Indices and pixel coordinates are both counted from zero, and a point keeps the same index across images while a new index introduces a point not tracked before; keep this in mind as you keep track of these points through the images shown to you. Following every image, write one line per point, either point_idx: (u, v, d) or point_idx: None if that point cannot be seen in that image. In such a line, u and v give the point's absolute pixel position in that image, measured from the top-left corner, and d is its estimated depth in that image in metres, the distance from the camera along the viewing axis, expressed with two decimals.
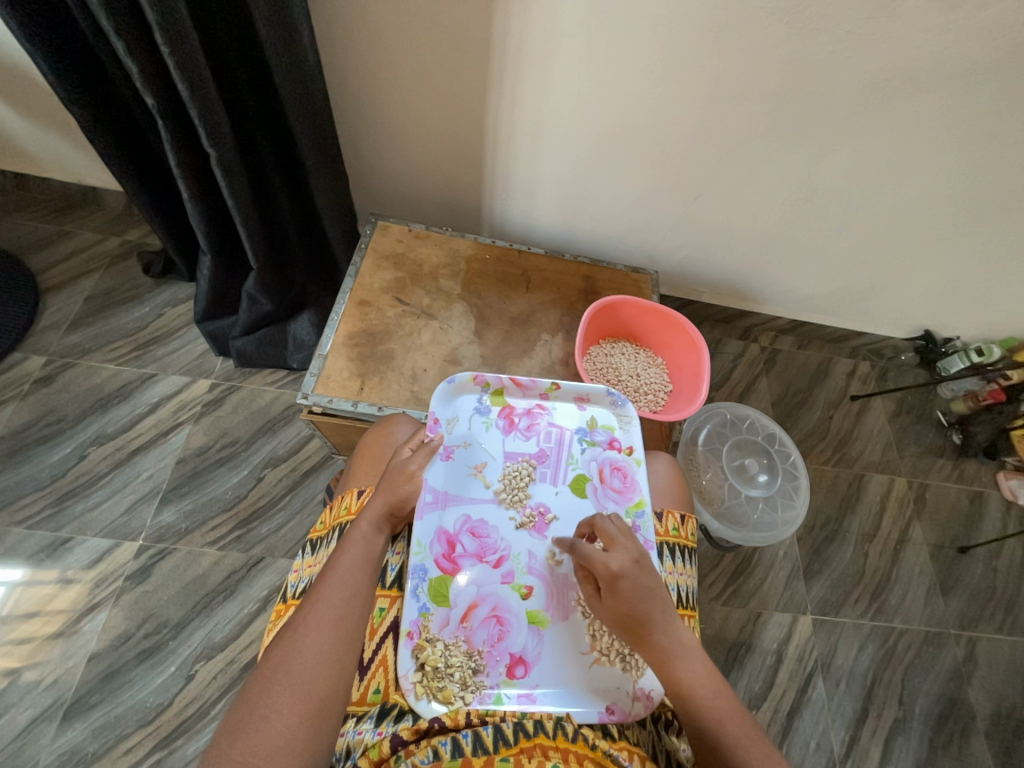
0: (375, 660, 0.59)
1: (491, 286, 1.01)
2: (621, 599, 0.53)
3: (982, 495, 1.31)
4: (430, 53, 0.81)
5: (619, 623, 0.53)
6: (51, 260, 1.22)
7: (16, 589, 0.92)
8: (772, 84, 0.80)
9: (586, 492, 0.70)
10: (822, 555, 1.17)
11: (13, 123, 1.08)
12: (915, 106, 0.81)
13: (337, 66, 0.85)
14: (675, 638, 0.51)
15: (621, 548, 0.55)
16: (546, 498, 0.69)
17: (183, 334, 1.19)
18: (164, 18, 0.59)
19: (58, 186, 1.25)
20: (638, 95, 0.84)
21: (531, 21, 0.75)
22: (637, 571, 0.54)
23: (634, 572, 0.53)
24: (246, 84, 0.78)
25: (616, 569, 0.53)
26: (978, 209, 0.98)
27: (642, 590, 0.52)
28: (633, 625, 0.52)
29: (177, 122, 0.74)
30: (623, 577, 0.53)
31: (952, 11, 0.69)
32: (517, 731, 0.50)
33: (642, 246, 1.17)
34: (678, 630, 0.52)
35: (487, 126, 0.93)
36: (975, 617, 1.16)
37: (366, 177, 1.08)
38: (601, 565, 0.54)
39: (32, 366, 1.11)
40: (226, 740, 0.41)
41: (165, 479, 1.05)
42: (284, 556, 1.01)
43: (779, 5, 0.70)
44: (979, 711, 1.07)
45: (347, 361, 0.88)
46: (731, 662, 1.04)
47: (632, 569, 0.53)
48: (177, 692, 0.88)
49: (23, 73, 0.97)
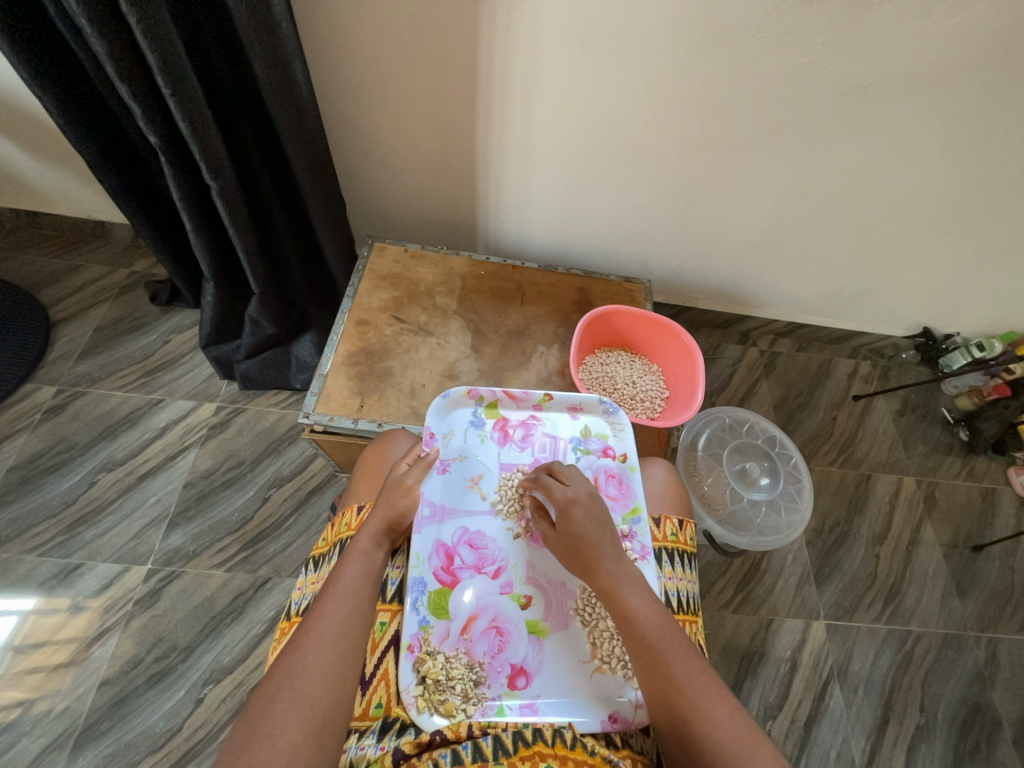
0: (377, 675, 0.59)
1: (487, 301, 1.02)
2: (573, 523, 0.58)
3: (993, 491, 1.29)
4: (419, 81, 0.84)
5: (572, 550, 0.57)
6: (61, 292, 1.26)
7: (29, 617, 0.94)
8: (752, 94, 0.82)
9: None
10: (832, 558, 1.16)
11: (24, 164, 1.13)
12: (896, 109, 0.82)
13: (331, 96, 0.89)
14: (621, 567, 0.55)
15: (576, 482, 0.62)
16: None
17: (189, 359, 1.22)
18: (164, 60, 0.62)
19: (68, 221, 1.29)
20: (623, 111, 0.86)
21: (516, 47, 0.78)
22: (590, 500, 0.60)
23: (586, 501, 0.60)
24: (245, 118, 0.81)
25: (572, 496, 0.60)
26: (968, 206, 0.98)
27: (594, 517, 0.58)
28: (583, 551, 0.56)
29: (179, 158, 0.77)
30: (577, 503, 0.59)
31: (924, 17, 0.70)
32: (517, 740, 0.51)
33: (635, 256, 1.19)
34: (625, 561, 0.55)
35: (477, 147, 0.95)
36: (994, 617, 1.13)
37: (362, 200, 1.11)
38: (559, 491, 0.61)
39: (44, 396, 1.14)
40: (231, 758, 0.41)
41: (173, 503, 1.06)
42: (290, 575, 1.02)
43: (754, 21, 0.72)
44: (1004, 716, 1.04)
45: (347, 380, 0.89)
46: (745, 670, 1.02)
47: (586, 497, 0.60)
48: (186, 716, 0.89)
49: (33, 117, 1.01)
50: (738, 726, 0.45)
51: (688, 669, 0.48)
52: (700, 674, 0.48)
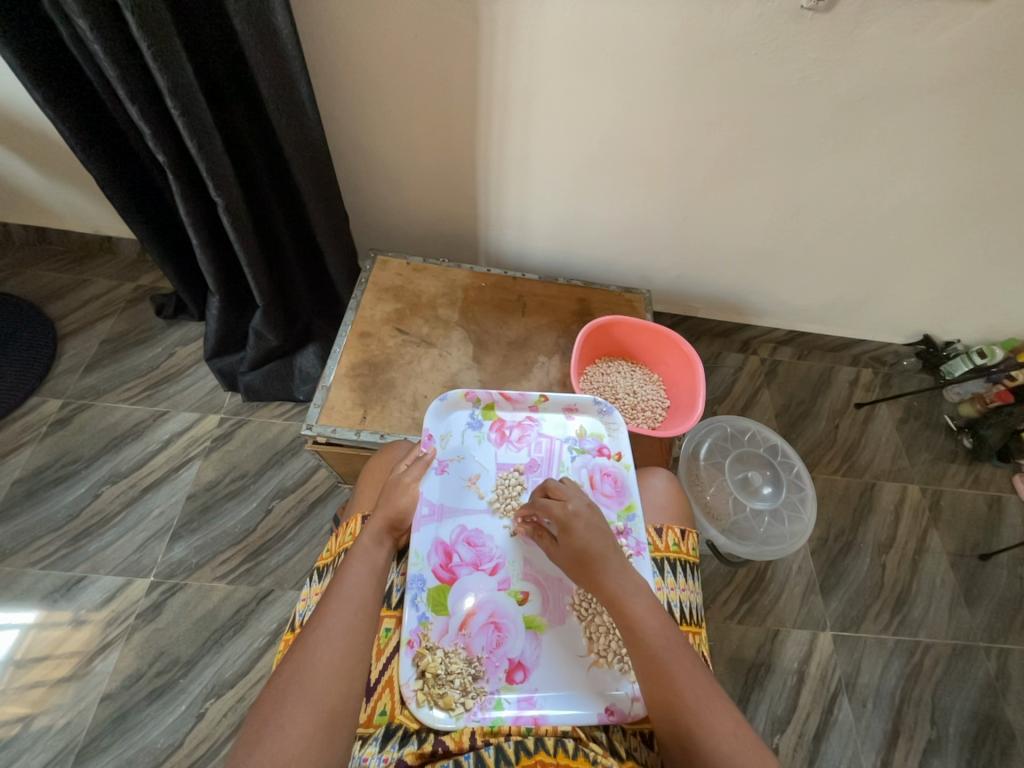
0: (382, 682, 0.58)
1: (488, 312, 1.03)
2: (576, 537, 0.57)
3: (999, 499, 1.28)
4: (420, 99, 0.86)
5: (576, 562, 0.57)
6: (68, 307, 1.28)
7: (31, 630, 0.94)
8: (747, 109, 0.84)
9: None
10: (838, 568, 1.15)
11: (34, 181, 1.15)
12: (891, 121, 0.84)
13: (334, 113, 0.90)
14: (626, 578, 0.54)
15: (574, 495, 0.61)
16: None
17: (193, 371, 1.23)
18: (173, 84, 0.64)
19: (75, 237, 1.31)
20: (620, 125, 0.88)
21: (515, 66, 0.80)
22: (591, 512, 0.59)
23: (588, 514, 0.59)
24: (250, 136, 0.83)
25: (573, 510, 0.59)
26: (965, 215, 0.99)
27: (595, 530, 0.58)
28: (587, 564, 0.56)
29: (187, 177, 0.79)
30: (578, 517, 0.58)
31: (915, 33, 0.71)
32: (519, 749, 0.50)
33: (635, 267, 1.20)
34: (630, 571, 0.55)
35: (477, 161, 0.97)
36: (1003, 627, 1.12)
37: (365, 214, 1.13)
38: (559, 507, 0.60)
39: (50, 409, 1.15)
40: (244, 752, 0.42)
41: (176, 515, 1.06)
42: (293, 587, 1.02)
43: (747, 37, 0.74)
44: (1017, 728, 1.03)
45: (350, 391, 0.90)
46: (751, 683, 1.01)
47: (586, 510, 0.59)
48: (188, 731, 0.88)
49: (43, 136, 1.04)
50: (743, 739, 0.45)
51: (694, 681, 0.48)
52: (704, 686, 0.48)
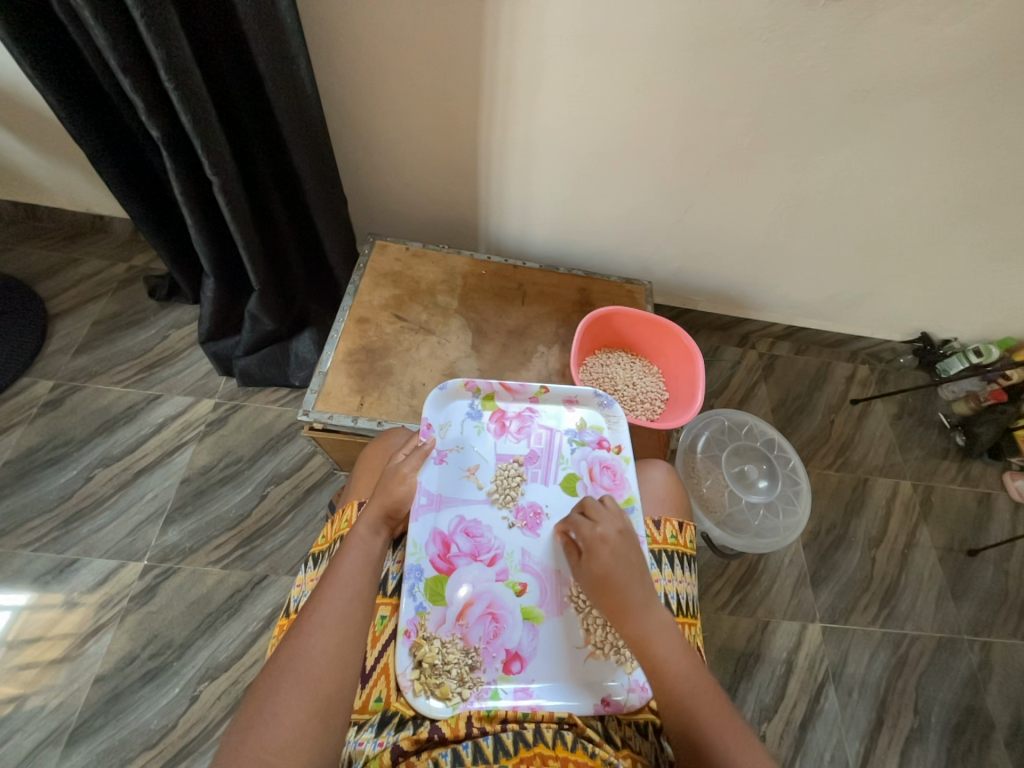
0: (378, 669, 0.59)
1: (488, 300, 1.02)
2: (599, 562, 0.55)
3: (989, 496, 1.29)
4: (423, 78, 0.84)
5: (599, 590, 0.55)
6: (59, 286, 1.25)
7: (22, 612, 0.93)
8: (754, 99, 0.82)
9: (577, 490, 0.71)
10: (828, 561, 1.16)
11: (23, 156, 1.12)
12: (901, 113, 0.83)
13: (335, 95, 0.89)
14: (652, 615, 0.53)
15: (606, 518, 0.58)
16: (537, 496, 0.70)
17: (187, 354, 1.21)
18: (168, 56, 0.62)
19: (67, 215, 1.29)
20: (626, 112, 0.86)
21: (520, 49, 0.79)
22: (620, 541, 0.57)
23: (616, 541, 0.57)
24: (247, 112, 0.81)
25: (601, 535, 0.57)
26: (969, 211, 0.99)
27: (621, 558, 0.55)
28: (613, 595, 0.54)
29: (181, 154, 0.76)
30: (604, 543, 0.56)
31: (925, 24, 0.70)
32: (517, 741, 0.50)
33: (636, 258, 1.19)
34: (655, 607, 0.54)
35: (479, 143, 0.95)
36: (987, 621, 1.14)
37: (364, 199, 1.11)
38: (586, 529, 0.58)
39: (41, 390, 1.13)
40: (238, 738, 0.42)
41: (170, 499, 1.06)
42: (287, 573, 1.01)
43: (757, 25, 0.72)
44: (997, 719, 1.05)
45: (348, 377, 0.89)
46: (741, 672, 1.02)
47: (615, 538, 0.57)
48: (182, 713, 0.88)
49: (33, 109, 1.01)
50: None
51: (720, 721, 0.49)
52: (732, 731, 0.48)
